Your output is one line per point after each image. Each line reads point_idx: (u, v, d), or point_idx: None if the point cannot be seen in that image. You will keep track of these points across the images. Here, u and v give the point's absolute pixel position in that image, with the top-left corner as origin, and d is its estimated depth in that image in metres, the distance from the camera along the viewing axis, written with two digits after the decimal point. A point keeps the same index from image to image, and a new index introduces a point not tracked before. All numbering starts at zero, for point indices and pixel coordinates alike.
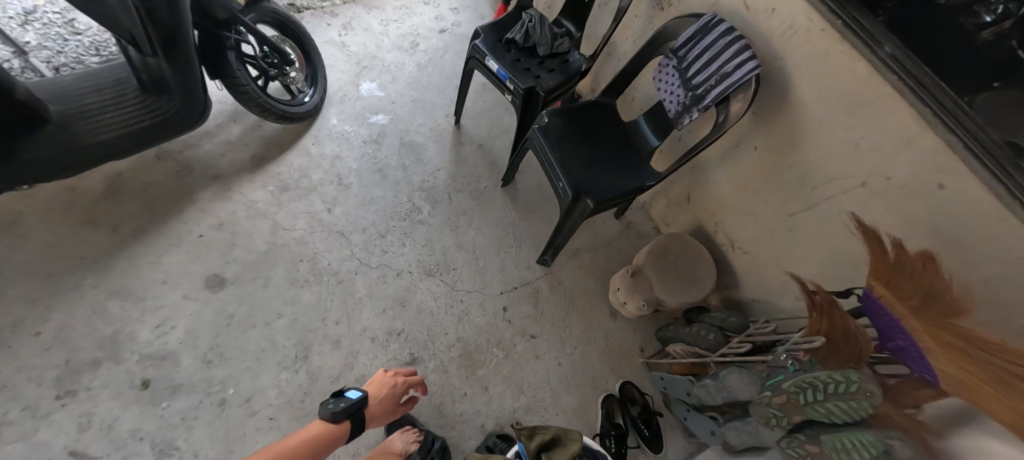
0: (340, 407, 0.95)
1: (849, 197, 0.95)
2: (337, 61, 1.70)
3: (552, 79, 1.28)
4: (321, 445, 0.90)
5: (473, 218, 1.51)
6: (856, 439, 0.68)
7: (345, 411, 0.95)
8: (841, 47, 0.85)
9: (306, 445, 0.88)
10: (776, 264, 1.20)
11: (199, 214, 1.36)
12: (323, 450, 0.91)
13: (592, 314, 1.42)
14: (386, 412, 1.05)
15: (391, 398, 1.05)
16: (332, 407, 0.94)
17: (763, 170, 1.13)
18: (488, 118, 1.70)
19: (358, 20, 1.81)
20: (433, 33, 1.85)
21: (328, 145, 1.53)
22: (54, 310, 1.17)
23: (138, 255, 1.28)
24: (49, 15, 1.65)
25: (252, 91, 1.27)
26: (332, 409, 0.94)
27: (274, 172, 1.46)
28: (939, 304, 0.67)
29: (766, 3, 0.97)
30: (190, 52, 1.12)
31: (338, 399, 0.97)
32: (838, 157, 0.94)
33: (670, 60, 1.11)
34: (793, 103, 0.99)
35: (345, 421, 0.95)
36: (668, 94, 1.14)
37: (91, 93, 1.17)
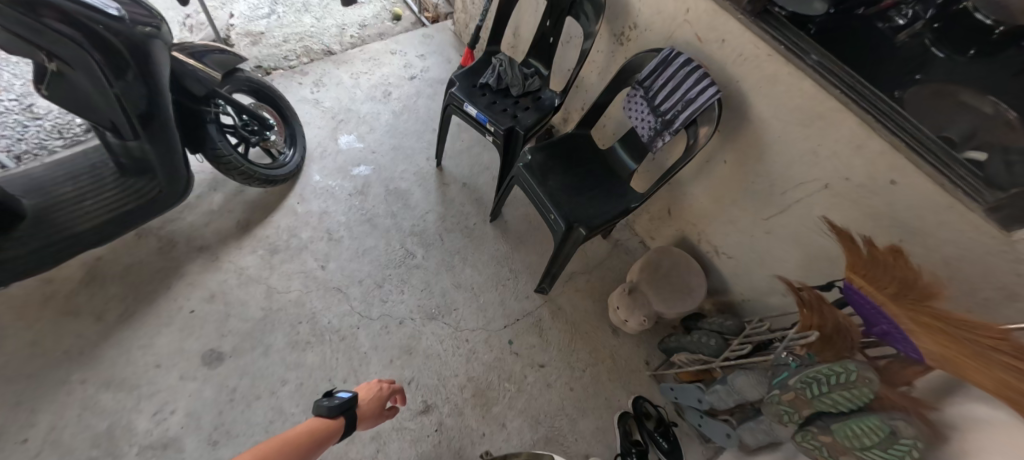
0: (335, 402, 0.90)
1: (817, 199, 1.04)
2: (313, 118, 1.73)
3: (529, 118, 1.34)
4: (324, 436, 0.83)
5: (466, 256, 1.53)
6: (864, 425, 0.72)
7: (341, 406, 0.90)
8: (789, 69, 0.95)
9: (309, 433, 0.81)
10: (760, 265, 1.28)
11: (188, 289, 1.32)
12: (325, 442, 0.83)
13: (596, 335, 1.46)
14: (372, 415, 1.00)
15: (380, 399, 1.01)
16: (328, 402, 0.89)
17: (735, 181, 1.22)
18: (468, 157, 1.76)
19: (328, 76, 1.86)
20: (403, 81, 1.91)
21: (314, 201, 1.54)
22: (40, 412, 1.11)
23: (128, 340, 1.23)
24: (5, 103, 1.62)
25: (234, 160, 1.27)
26: (327, 404, 0.89)
27: (262, 236, 1.45)
28: (914, 289, 0.74)
29: (716, 35, 1.07)
30: (171, 128, 1.12)
31: (332, 397, 0.93)
32: (801, 164, 1.04)
33: (637, 91, 1.19)
34: (754, 121, 1.09)
35: (340, 417, 0.89)
36: (640, 121, 1.22)
37: (68, 183, 1.15)
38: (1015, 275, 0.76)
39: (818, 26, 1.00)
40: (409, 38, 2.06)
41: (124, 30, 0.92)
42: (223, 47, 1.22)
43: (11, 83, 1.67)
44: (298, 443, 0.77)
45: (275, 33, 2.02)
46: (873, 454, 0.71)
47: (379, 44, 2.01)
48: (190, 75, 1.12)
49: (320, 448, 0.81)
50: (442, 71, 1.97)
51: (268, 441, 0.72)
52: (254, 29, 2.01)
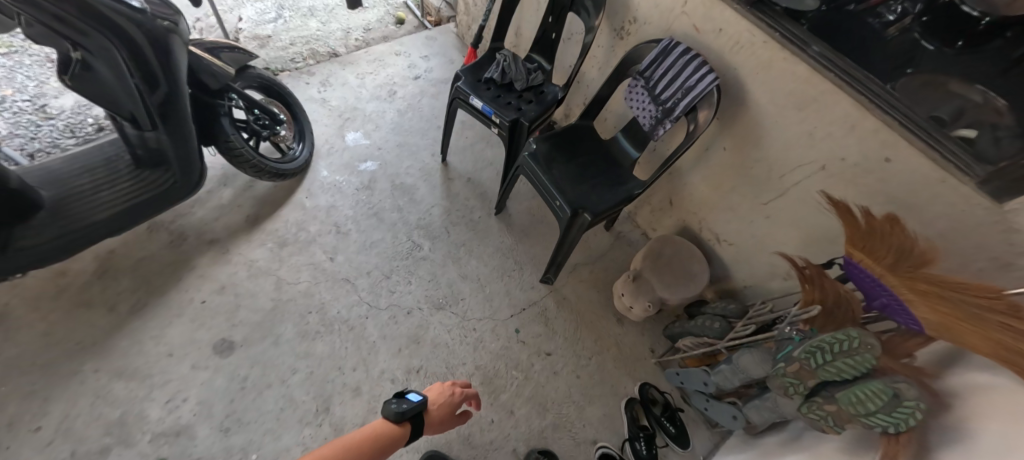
0: (405, 408, 0.91)
1: (813, 181, 1.07)
2: (319, 116, 1.76)
3: (532, 110, 1.38)
4: (387, 444, 0.86)
5: (472, 248, 1.56)
6: (868, 390, 0.74)
7: (410, 412, 0.91)
8: (784, 55, 0.99)
9: (374, 440, 0.84)
10: (760, 250, 1.31)
11: (199, 280, 1.34)
12: (390, 450, 0.86)
13: (601, 324, 1.48)
14: (440, 420, 1.01)
15: (449, 406, 1.02)
16: (398, 407, 0.91)
17: (733, 168, 1.26)
18: (472, 153, 1.79)
19: (334, 76, 1.90)
20: (408, 81, 1.95)
21: (322, 196, 1.56)
22: (53, 401, 1.12)
23: (140, 331, 1.24)
24: (19, 103, 1.67)
25: (246, 153, 1.31)
26: (399, 409, 0.91)
27: (270, 229, 1.47)
28: (911, 258, 0.77)
29: (713, 25, 1.10)
30: (188, 122, 1.15)
31: (401, 399, 0.94)
32: (797, 147, 1.07)
33: (638, 81, 1.23)
34: (751, 107, 1.12)
35: (407, 424, 0.92)
36: (641, 112, 1.26)
37: (84, 176, 1.18)
38: (1006, 243, 0.78)
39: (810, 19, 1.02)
40: (413, 40, 2.11)
41: (145, 22, 0.96)
42: (236, 45, 1.26)
43: (24, 85, 1.72)
44: (358, 448, 0.81)
45: (283, 36, 2.11)
46: (877, 418, 0.73)
47: (384, 46, 2.05)
48: (206, 70, 1.16)
49: (383, 455, 0.84)
50: (446, 72, 2.01)
51: (331, 444, 0.77)
52: (261, 33, 2.09)
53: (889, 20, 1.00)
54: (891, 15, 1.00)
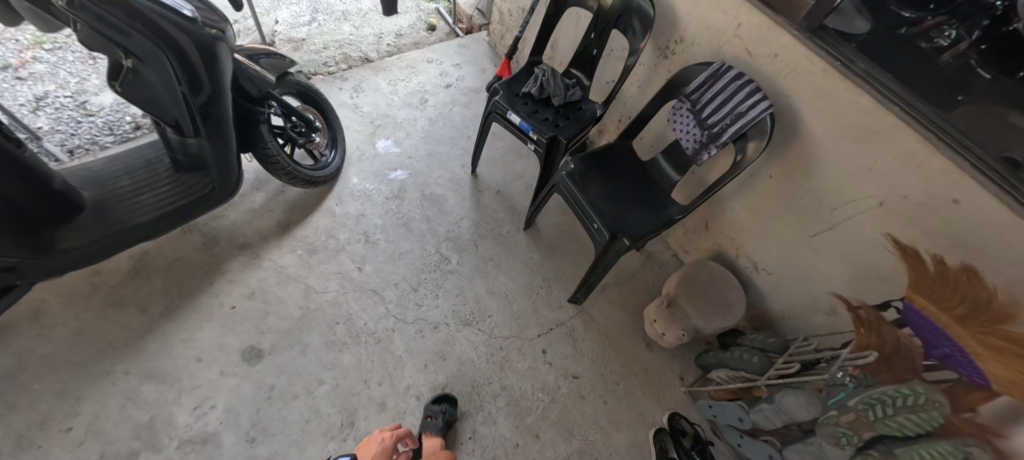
0: None
1: (869, 216, 1.03)
2: (351, 122, 1.76)
3: (571, 127, 1.36)
4: None
5: (500, 263, 1.53)
6: (933, 450, 0.69)
7: None
8: (846, 85, 0.95)
9: None
10: (802, 282, 1.26)
11: (230, 285, 1.34)
12: None
13: (630, 348, 1.44)
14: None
15: (385, 450, 1.05)
16: None
17: (778, 197, 1.21)
18: (502, 165, 1.77)
19: (367, 82, 1.90)
20: (439, 89, 1.94)
21: (352, 204, 1.56)
22: (85, 401, 1.13)
23: (170, 333, 1.25)
24: (61, 99, 1.70)
25: (282, 160, 1.31)
26: None
27: (300, 236, 1.46)
28: (986, 312, 0.72)
29: (768, 50, 1.06)
30: (228, 128, 1.15)
31: None
32: (854, 180, 1.02)
33: (683, 103, 1.19)
34: (805, 136, 1.07)
35: None
36: (684, 134, 1.22)
37: (122, 178, 1.20)
38: None
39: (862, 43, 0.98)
40: (446, 47, 2.09)
41: (195, 31, 0.96)
42: (274, 50, 1.26)
43: (66, 81, 1.76)
44: None
45: (316, 40, 2.13)
46: None
47: (416, 53, 2.04)
48: (248, 78, 1.16)
49: None
50: (477, 80, 2.00)
51: None
52: (295, 36, 2.11)
53: (941, 45, 0.96)
54: (943, 41, 0.96)
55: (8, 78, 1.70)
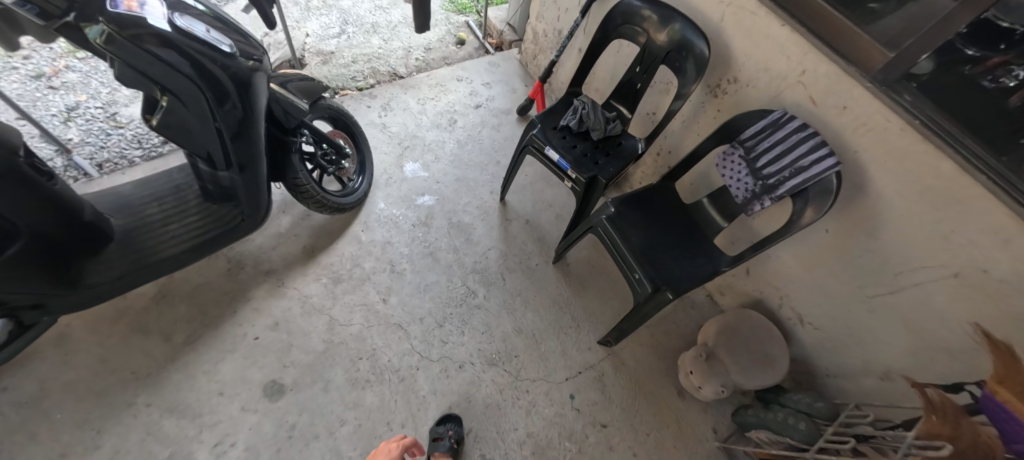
0: None
1: (939, 286, 0.95)
2: (379, 143, 1.72)
3: (611, 165, 1.29)
4: None
5: (528, 298, 1.48)
6: None
7: None
8: (925, 147, 0.86)
9: None
10: (853, 342, 1.18)
11: (253, 314, 1.31)
12: None
13: (661, 396, 1.38)
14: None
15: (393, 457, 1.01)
16: None
17: (833, 252, 1.13)
18: (531, 192, 1.71)
19: (395, 99, 1.85)
20: (469, 109, 1.89)
21: (378, 230, 1.52)
22: (105, 434, 1.10)
23: (193, 364, 1.22)
24: (91, 110, 1.69)
25: (311, 189, 1.27)
26: None
27: (325, 263, 1.43)
28: None
29: (835, 101, 0.98)
30: (260, 161, 1.11)
31: None
32: (925, 248, 0.94)
33: (736, 149, 1.12)
34: (872, 194, 0.99)
35: None
36: (734, 181, 1.14)
37: (151, 204, 1.17)
38: None
39: (924, 84, 0.87)
40: (476, 64, 2.04)
41: (232, 65, 0.92)
42: (304, 74, 1.23)
43: (97, 91, 1.75)
44: None
45: (345, 53, 2.10)
46: None
47: (446, 70, 1.99)
48: (276, 101, 1.11)
49: None
50: (507, 101, 1.94)
51: None
52: (325, 48, 2.08)
53: (1008, 86, 0.83)
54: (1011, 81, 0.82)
55: (41, 87, 1.70)
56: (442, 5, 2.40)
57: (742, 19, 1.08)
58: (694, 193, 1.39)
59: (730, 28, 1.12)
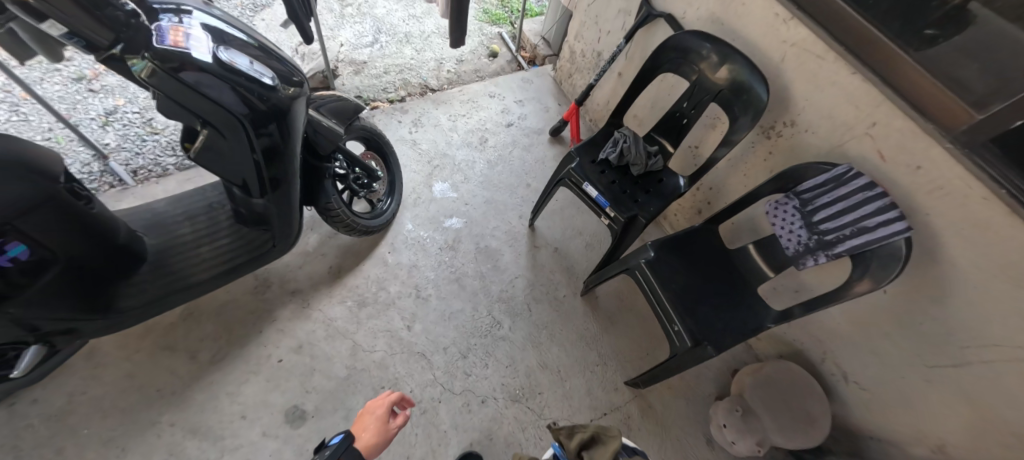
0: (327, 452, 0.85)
1: (1013, 368, 0.87)
2: (409, 160, 1.69)
3: (651, 204, 1.24)
4: None
5: (555, 332, 1.44)
6: None
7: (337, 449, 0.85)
8: (1012, 220, 0.78)
9: None
10: (905, 409, 1.11)
11: (278, 335, 1.30)
12: None
13: (689, 445, 1.32)
14: (379, 444, 0.96)
15: (379, 413, 1.00)
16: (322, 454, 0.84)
17: (888, 314, 1.06)
18: (561, 219, 1.66)
19: (427, 115, 1.82)
20: (500, 127, 1.84)
21: (404, 252, 1.49)
22: (129, 452, 1.10)
23: (217, 384, 1.21)
24: (129, 115, 1.71)
25: (342, 213, 1.25)
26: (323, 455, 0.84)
27: (351, 285, 1.41)
28: None
29: (908, 159, 0.90)
30: (294, 189, 1.09)
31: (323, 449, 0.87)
32: (1001, 326, 0.86)
33: (790, 200, 1.05)
34: (942, 261, 0.91)
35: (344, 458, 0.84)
36: (785, 231, 1.07)
37: (183, 223, 1.17)
38: None
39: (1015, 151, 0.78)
40: (509, 80, 1.99)
41: (272, 97, 0.89)
42: (341, 95, 1.21)
43: (135, 96, 1.76)
44: None
45: (377, 63, 2.08)
46: None
47: (478, 85, 1.95)
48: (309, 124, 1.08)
49: None
50: (539, 120, 1.89)
51: None
52: (358, 58, 2.07)
53: None
54: None
55: (82, 89, 1.72)
56: (476, 15, 2.37)
57: (805, 61, 1.01)
58: (736, 234, 1.32)
59: (792, 69, 1.05)
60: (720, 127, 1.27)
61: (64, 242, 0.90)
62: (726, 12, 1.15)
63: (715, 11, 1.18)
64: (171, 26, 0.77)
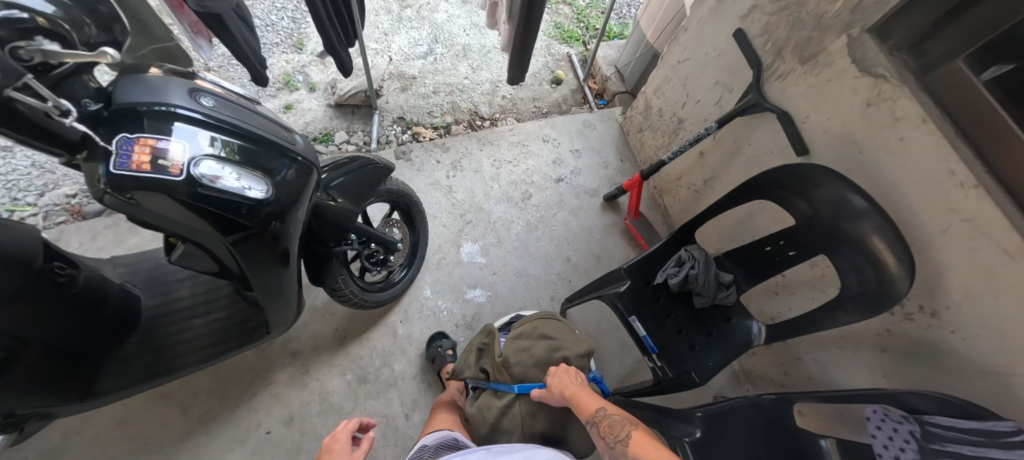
0: None
1: None
2: (439, 210, 1.52)
3: (709, 357, 1.00)
4: None
5: None
6: None
7: None
8: None
9: None
10: None
11: (271, 402, 1.22)
12: None
13: None
14: None
15: (341, 447, 0.80)
16: None
17: None
18: (598, 307, 1.45)
19: (469, 157, 1.62)
20: (548, 182, 1.62)
21: (417, 325, 1.35)
22: None
23: (202, 448, 1.15)
24: None
25: (349, 293, 1.12)
26: None
27: (355, 356, 1.29)
28: None
29: None
30: (290, 285, 0.94)
31: None
32: None
33: (909, 423, 0.76)
34: None
35: None
36: (888, 453, 0.78)
37: (183, 284, 1.07)
38: None
39: None
40: (567, 122, 1.74)
41: (260, 211, 0.73)
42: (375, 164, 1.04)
43: None
44: None
45: (427, 80, 1.88)
46: None
47: (533, 124, 1.72)
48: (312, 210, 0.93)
49: None
50: (595, 178, 1.65)
51: None
52: (407, 71, 1.88)
53: None
54: None
55: None
56: (545, 29, 2.08)
57: (981, 251, 0.71)
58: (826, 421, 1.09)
59: (956, 253, 0.75)
60: (821, 270, 1.00)
61: (18, 323, 0.78)
62: (870, 140, 0.85)
63: (853, 132, 0.88)
64: (135, 139, 0.60)
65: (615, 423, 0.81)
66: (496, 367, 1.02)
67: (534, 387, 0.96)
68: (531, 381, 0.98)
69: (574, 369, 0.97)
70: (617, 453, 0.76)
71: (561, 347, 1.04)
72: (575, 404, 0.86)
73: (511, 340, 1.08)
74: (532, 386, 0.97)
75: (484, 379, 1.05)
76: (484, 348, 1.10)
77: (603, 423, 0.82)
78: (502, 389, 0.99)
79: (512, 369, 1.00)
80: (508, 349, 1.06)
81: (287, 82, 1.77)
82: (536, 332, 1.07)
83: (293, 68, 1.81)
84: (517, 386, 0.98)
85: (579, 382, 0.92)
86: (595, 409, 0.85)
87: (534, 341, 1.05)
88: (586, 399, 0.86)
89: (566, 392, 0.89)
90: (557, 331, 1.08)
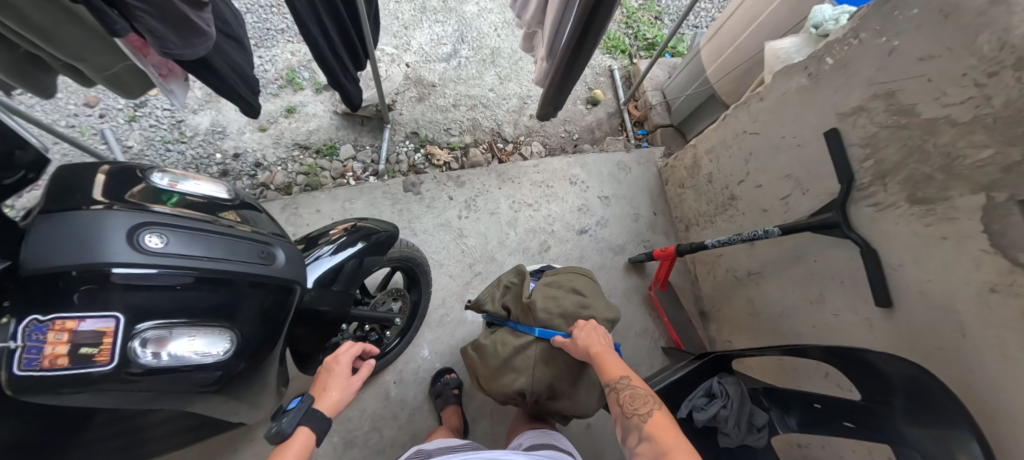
0: (280, 424, 0.69)
1: None
2: (446, 257, 1.37)
3: None
4: None
5: None
6: None
7: (290, 423, 0.70)
8: None
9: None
10: None
11: None
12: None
13: None
14: (348, 399, 0.80)
15: (339, 367, 0.82)
16: (274, 427, 0.69)
17: None
18: None
19: (485, 195, 1.45)
20: (570, 233, 1.45)
21: (413, 387, 1.26)
22: None
23: None
24: (158, 110, 1.47)
25: None
26: (275, 427, 0.69)
27: (342, 417, 1.21)
28: None
29: None
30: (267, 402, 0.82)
31: (280, 416, 0.72)
32: None
33: None
34: None
35: (299, 431, 0.70)
36: None
37: None
38: None
39: None
40: (600, 162, 1.53)
41: (218, 373, 0.60)
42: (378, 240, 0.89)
43: None
44: None
45: (448, 89, 1.66)
46: None
47: (560, 161, 1.52)
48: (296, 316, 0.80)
49: None
50: (622, 233, 1.47)
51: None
52: (426, 76, 1.66)
53: None
54: None
55: None
56: None
57: None
58: None
59: None
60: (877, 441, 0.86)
61: None
62: (981, 330, 0.68)
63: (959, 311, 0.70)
64: (49, 322, 0.46)
65: (637, 396, 0.72)
66: (521, 308, 0.91)
67: (556, 334, 0.85)
68: (555, 328, 0.88)
69: (601, 327, 0.86)
70: (630, 425, 0.69)
71: (592, 306, 0.91)
72: (598, 366, 0.76)
73: (542, 285, 0.94)
74: (554, 333, 0.87)
75: (505, 316, 0.95)
76: (512, 286, 0.98)
77: (624, 392, 0.73)
78: (522, 329, 0.89)
79: (537, 313, 0.88)
80: (537, 292, 0.92)
81: (291, 79, 1.57)
82: (568, 285, 0.94)
83: (299, 62, 1.60)
84: (538, 329, 0.88)
85: (606, 342, 0.81)
86: (618, 376, 0.75)
87: (565, 293, 0.92)
88: (609, 361, 0.76)
89: (591, 350, 0.78)
90: (592, 293, 0.94)
